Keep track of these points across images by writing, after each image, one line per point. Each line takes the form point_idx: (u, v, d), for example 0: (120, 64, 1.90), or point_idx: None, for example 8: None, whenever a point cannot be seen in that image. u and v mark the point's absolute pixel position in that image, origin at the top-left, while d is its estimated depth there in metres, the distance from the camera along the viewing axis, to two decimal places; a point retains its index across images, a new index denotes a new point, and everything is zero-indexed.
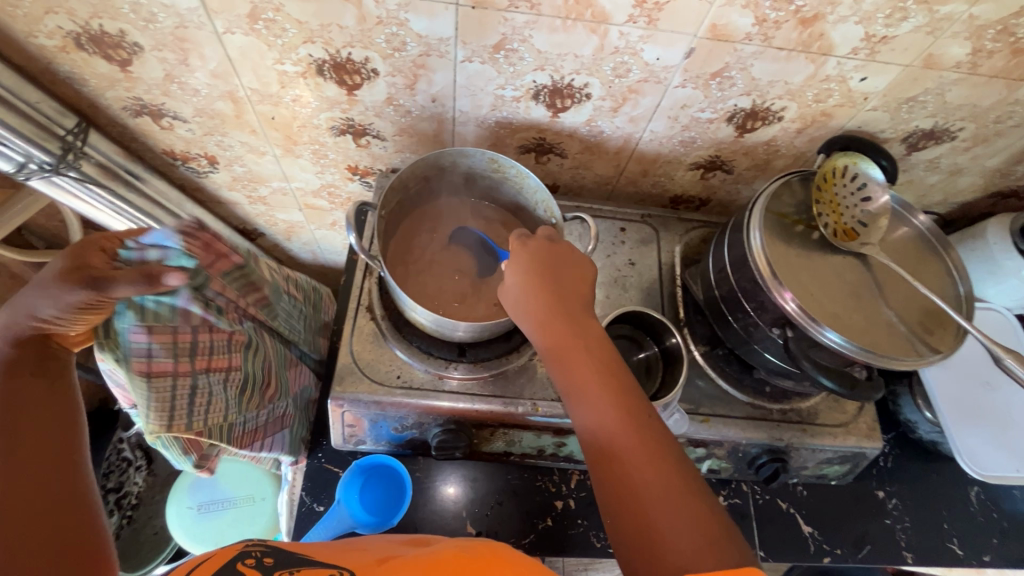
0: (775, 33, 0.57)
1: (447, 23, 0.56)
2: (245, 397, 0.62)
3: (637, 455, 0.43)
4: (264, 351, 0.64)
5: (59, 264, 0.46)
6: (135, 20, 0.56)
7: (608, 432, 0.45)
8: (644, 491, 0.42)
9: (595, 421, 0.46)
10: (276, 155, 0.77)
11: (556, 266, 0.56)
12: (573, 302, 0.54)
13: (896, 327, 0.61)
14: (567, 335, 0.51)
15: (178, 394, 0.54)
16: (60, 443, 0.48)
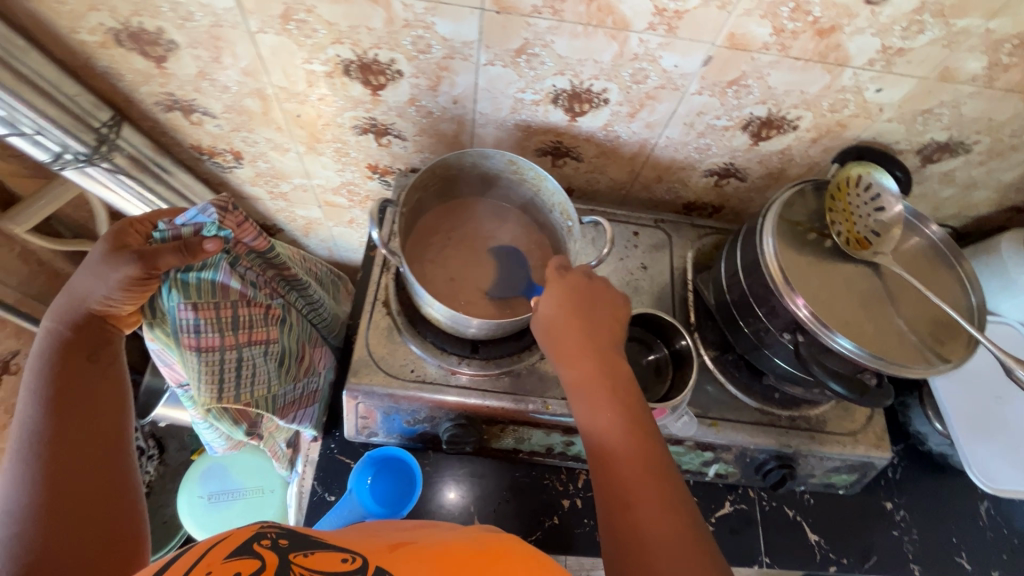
0: (793, 44, 0.58)
1: (471, 26, 0.57)
2: (284, 369, 0.67)
3: (649, 485, 0.45)
4: (296, 328, 0.69)
5: (104, 247, 0.52)
6: (173, 18, 0.58)
7: (621, 469, 0.47)
8: (648, 513, 0.44)
9: (608, 449, 0.48)
10: (299, 152, 0.79)
11: (591, 301, 0.57)
12: (605, 342, 0.55)
13: (907, 336, 0.61)
14: (591, 363, 0.53)
15: (225, 366, 0.60)
16: (109, 427, 0.52)
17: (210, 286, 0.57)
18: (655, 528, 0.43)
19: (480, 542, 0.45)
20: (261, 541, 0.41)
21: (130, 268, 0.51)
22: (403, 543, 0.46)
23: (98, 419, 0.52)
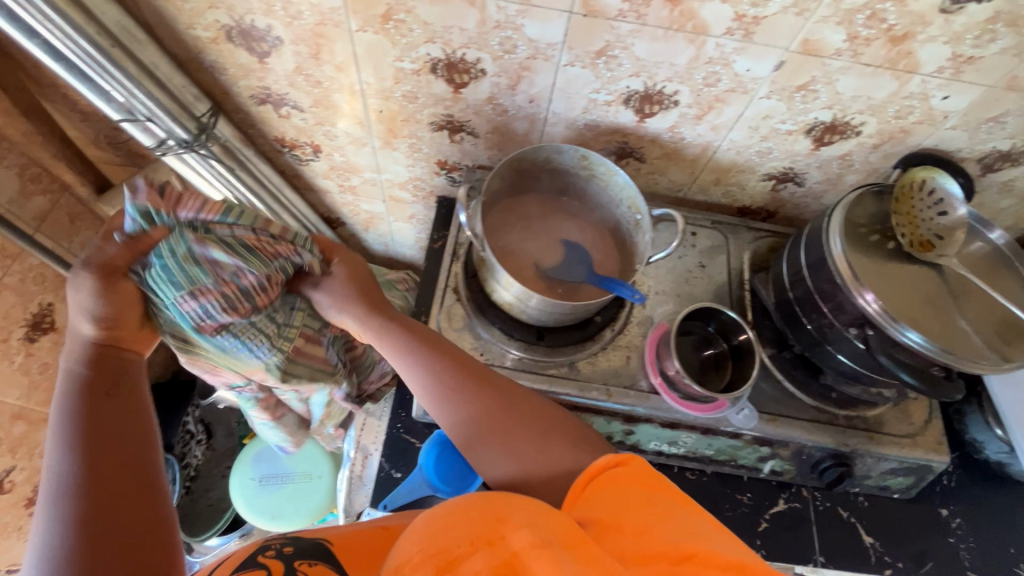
0: (864, 50, 0.60)
1: (558, 29, 0.61)
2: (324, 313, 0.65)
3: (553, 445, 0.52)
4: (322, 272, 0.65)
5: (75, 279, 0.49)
6: (283, 16, 0.63)
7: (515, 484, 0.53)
8: (553, 468, 0.51)
9: (505, 431, 0.54)
10: (375, 146, 0.84)
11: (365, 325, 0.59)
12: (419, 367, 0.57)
13: (973, 335, 0.63)
14: (421, 350, 0.59)
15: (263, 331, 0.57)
16: (133, 457, 0.46)
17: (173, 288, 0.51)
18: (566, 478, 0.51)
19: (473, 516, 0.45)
20: (267, 553, 0.42)
21: (93, 283, 0.49)
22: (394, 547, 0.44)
23: (127, 450, 0.46)
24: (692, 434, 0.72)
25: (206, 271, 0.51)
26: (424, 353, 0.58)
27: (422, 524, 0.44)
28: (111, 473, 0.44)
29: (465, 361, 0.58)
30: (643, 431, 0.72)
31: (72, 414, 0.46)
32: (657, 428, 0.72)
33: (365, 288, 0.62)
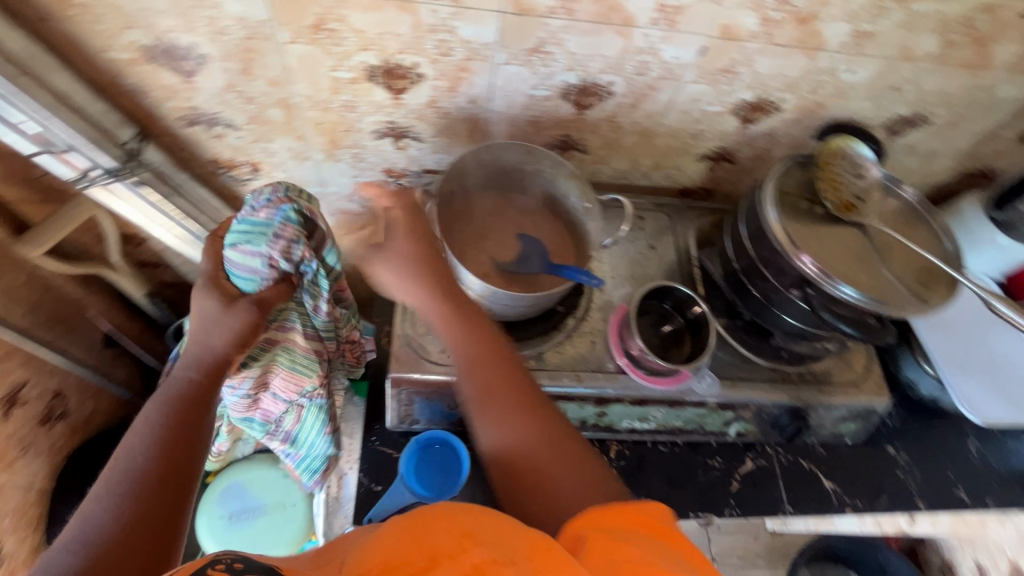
0: (776, 32, 0.65)
1: (492, 29, 0.63)
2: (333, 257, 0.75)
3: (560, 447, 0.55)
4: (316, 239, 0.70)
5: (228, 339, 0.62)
6: (207, 32, 0.61)
7: (521, 452, 0.55)
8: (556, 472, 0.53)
9: (517, 408, 0.57)
10: (318, 160, 0.82)
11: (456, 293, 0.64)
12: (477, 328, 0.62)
13: (897, 282, 0.69)
14: (461, 326, 0.62)
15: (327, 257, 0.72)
16: (182, 466, 0.54)
17: (240, 268, 0.64)
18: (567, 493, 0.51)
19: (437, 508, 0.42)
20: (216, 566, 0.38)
21: (215, 305, 0.63)
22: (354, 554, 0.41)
23: (164, 471, 0.53)
24: (661, 408, 0.74)
25: (257, 245, 0.63)
26: (467, 327, 0.62)
27: (387, 530, 0.41)
28: (160, 481, 0.52)
29: (505, 354, 0.62)
30: (615, 411, 0.75)
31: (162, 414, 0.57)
32: (627, 407, 0.74)
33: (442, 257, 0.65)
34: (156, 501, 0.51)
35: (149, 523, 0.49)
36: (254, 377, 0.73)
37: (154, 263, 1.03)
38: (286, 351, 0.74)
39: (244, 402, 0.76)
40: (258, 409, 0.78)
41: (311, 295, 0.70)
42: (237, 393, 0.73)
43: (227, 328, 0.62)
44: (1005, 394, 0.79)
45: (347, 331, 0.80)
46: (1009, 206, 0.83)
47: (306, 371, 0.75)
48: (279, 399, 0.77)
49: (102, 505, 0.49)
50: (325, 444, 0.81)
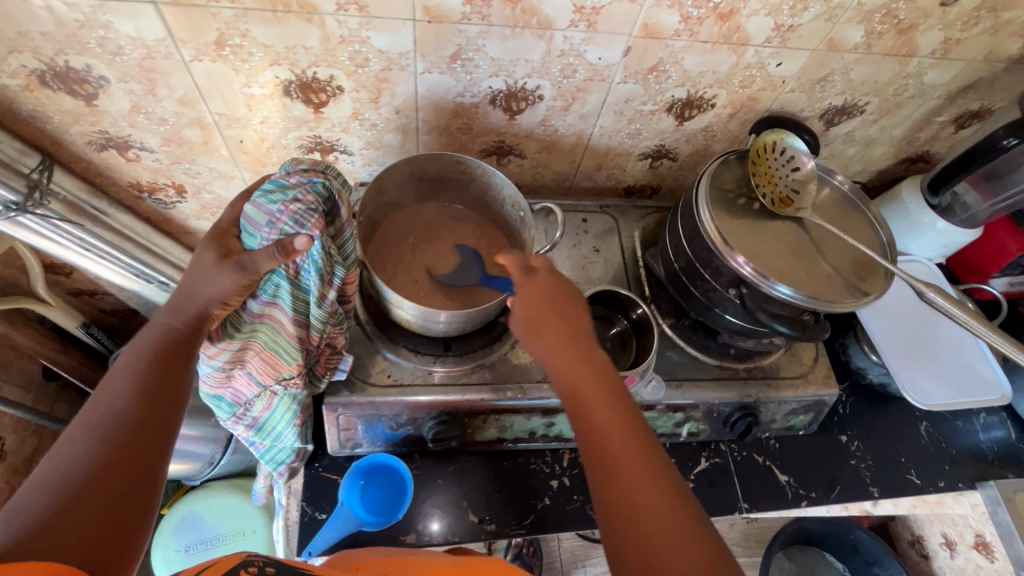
0: (699, 29, 0.64)
1: (406, 37, 0.60)
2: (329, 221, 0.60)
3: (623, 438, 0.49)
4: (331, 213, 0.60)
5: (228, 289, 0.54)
6: (102, 54, 0.58)
7: (612, 451, 0.49)
8: (619, 478, 0.47)
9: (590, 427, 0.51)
10: (246, 178, 0.79)
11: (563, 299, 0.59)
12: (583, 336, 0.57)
13: (834, 275, 0.69)
14: (556, 333, 0.57)
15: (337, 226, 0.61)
16: (158, 424, 0.49)
17: (249, 225, 0.55)
18: (641, 498, 0.46)
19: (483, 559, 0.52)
20: (249, 569, 0.45)
21: (211, 257, 0.54)
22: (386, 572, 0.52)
23: (138, 424, 0.48)
24: None
25: (273, 202, 0.55)
26: (552, 329, 0.57)
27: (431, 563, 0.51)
28: (136, 434, 0.47)
29: (587, 344, 0.57)
30: (563, 421, 0.74)
31: (138, 362, 0.51)
32: None
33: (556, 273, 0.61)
34: (135, 452, 0.47)
35: (125, 476, 0.45)
36: (232, 349, 0.61)
37: (89, 293, 0.99)
38: (267, 327, 0.61)
39: (216, 376, 0.63)
40: (230, 387, 0.65)
41: (317, 278, 0.58)
42: (210, 362, 0.61)
43: (207, 278, 0.53)
44: (947, 377, 0.80)
45: (332, 333, 0.65)
46: (943, 192, 0.84)
47: (287, 357, 0.63)
48: (253, 381, 0.64)
49: (75, 450, 0.45)
50: (295, 437, 0.68)
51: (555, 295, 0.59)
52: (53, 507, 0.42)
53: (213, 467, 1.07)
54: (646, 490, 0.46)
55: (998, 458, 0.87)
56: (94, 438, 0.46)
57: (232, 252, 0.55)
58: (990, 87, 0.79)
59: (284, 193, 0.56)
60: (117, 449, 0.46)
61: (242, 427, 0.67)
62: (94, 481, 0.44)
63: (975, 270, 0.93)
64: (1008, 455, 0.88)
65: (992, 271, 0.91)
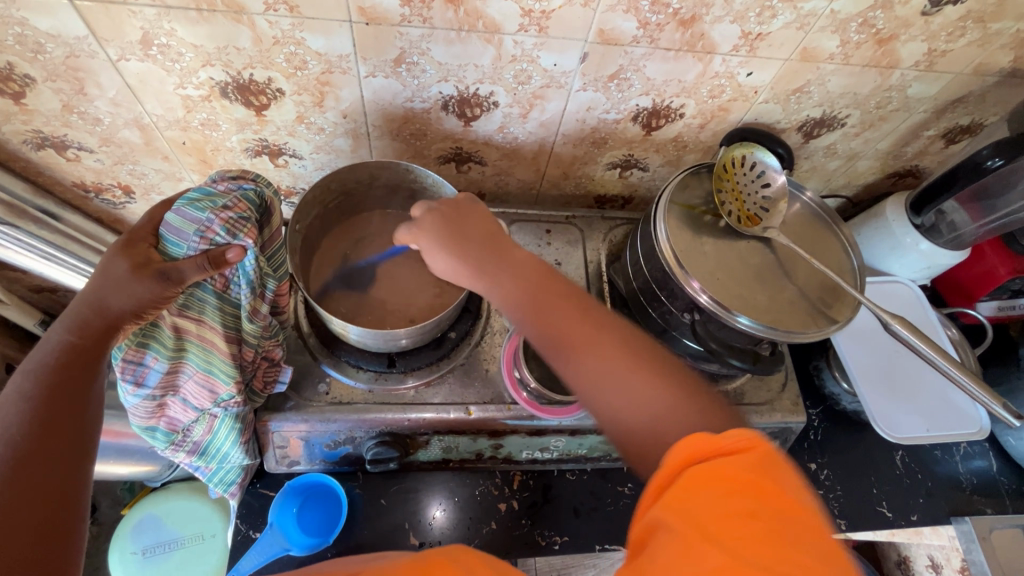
0: (660, 36, 0.60)
1: (344, 39, 0.57)
2: (263, 229, 0.57)
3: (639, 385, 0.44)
4: (269, 219, 0.57)
5: (145, 299, 0.50)
6: (22, 51, 0.55)
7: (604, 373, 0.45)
8: (650, 420, 0.42)
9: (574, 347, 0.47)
10: (194, 180, 0.76)
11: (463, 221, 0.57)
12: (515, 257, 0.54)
13: (798, 301, 0.65)
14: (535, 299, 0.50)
15: (271, 234, 0.58)
16: (68, 454, 0.45)
17: (173, 234, 0.51)
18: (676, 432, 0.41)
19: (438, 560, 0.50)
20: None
21: (124, 267, 0.50)
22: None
23: (46, 448, 0.43)
24: (561, 437, 0.70)
25: (200, 209, 0.51)
26: (523, 286, 0.52)
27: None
28: (47, 458, 0.43)
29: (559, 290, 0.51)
30: (511, 443, 0.71)
31: (39, 385, 0.45)
32: (525, 438, 0.70)
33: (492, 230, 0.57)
34: (46, 481, 0.42)
35: (40, 508, 0.41)
36: (160, 375, 0.56)
37: (48, 290, 0.97)
38: (201, 348, 0.57)
39: (148, 406, 0.58)
40: (164, 415, 0.60)
41: (249, 291, 0.56)
42: (137, 391, 0.56)
43: (120, 287, 0.49)
44: (921, 410, 0.76)
45: (267, 347, 0.63)
46: (926, 212, 0.79)
47: (223, 377, 0.59)
48: (190, 405, 0.60)
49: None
50: (243, 455, 0.64)
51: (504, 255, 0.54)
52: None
53: (174, 469, 1.06)
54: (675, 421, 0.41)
55: (977, 491, 0.83)
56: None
57: (150, 261, 0.51)
58: (980, 101, 0.75)
59: (212, 201, 0.52)
60: (25, 481, 0.41)
61: (183, 454, 0.63)
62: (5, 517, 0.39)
63: (963, 293, 0.88)
64: (988, 488, 0.84)
65: (981, 295, 0.86)
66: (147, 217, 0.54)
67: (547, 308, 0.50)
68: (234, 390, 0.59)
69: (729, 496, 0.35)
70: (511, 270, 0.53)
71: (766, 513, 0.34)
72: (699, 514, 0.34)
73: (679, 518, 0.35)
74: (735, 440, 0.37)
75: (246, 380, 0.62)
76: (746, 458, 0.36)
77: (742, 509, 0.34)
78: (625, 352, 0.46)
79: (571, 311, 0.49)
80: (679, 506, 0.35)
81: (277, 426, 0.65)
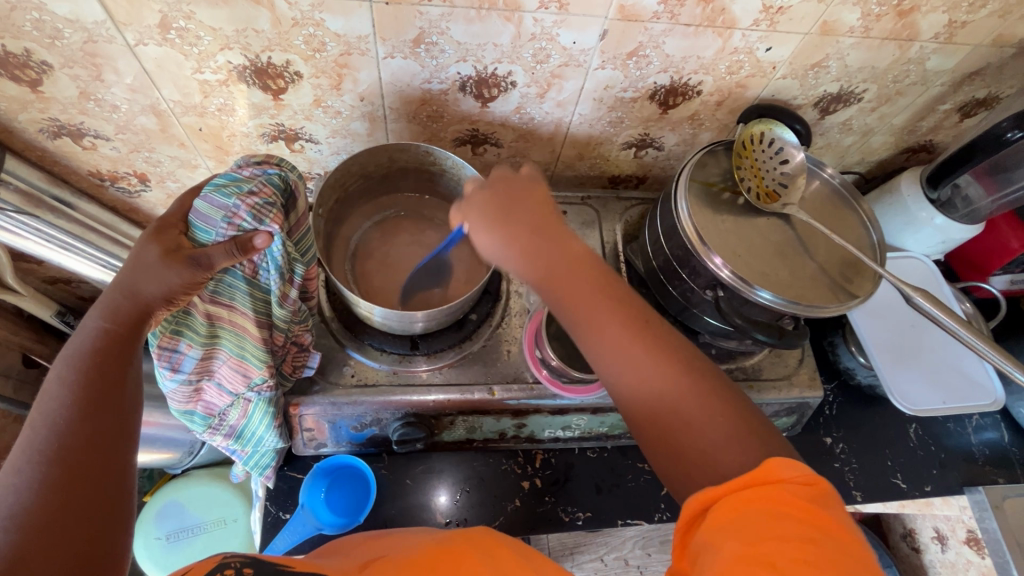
0: (680, 11, 0.60)
1: (363, 20, 0.56)
2: (288, 213, 0.57)
3: (684, 386, 0.42)
4: (294, 201, 0.57)
5: (175, 280, 0.50)
6: (39, 37, 0.54)
7: (648, 375, 0.43)
8: (682, 413, 0.42)
9: (632, 344, 0.44)
10: (210, 167, 0.76)
11: (512, 198, 0.53)
12: (550, 230, 0.50)
13: (818, 277, 0.65)
14: (586, 291, 0.47)
15: (296, 217, 0.58)
16: (113, 434, 0.44)
17: (202, 221, 0.52)
18: (710, 438, 0.41)
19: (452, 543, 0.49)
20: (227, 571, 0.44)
21: (155, 252, 0.50)
22: (375, 559, 0.49)
23: (89, 431, 0.43)
24: (583, 416, 0.71)
25: (227, 195, 0.51)
26: (571, 273, 0.48)
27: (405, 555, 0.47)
28: (91, 441, 0.43)
29: (604, 276, 0.48)
30: (534, 422, 0.72)
31: (77, 370, 0.45)
32: (548, 417, 0.71)
33: (550, 211, 0.52)
34: (92, 465, 0.42)
35: (93, 489, 0.41)
36: (196, 360, 0.57)
37: (62, 281, 0.97)
38: (234, 335, 0.59)
39: (184, 390, 0.59)
40: (201, 399, 0.61)
41: (278, 277, 0.56)
42: (175, 376, 0.57)
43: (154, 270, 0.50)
44: (938, 382, 0.77)
45: (297, 331, 0.63)
46: (942, 186, 0.79)
47: (257, 362, 0.59)
48: (226, 390, 0.61)
49: (25, 476, 0.39)
50: (276, 439, 0.65)
51: (554, 239, 0.50)
52: (22, 537, 0.37)
53: (194, 456, 1.07)
54: (710, 427, 0.41)
55: (989, 462, 0.84)
56: (44, 457, 0.41)
57: (180, 247, 0.51)
58: (997, 74, 0.74)
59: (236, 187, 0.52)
60: (75, 463, 0.41)
61: (218, 439, 0.64)
62: (60, 496, 0.39)
63: (976, 268, 0.88)
64: (999, 458, 0.85)
65: (994, 269, 0.86)
66: (177, 202, 0.54)
67: (598, 298, 0.46)
68: (266, 374, 0.60)
69: (786, 522, 0.33)
70: (553, 242, 0.49)
71: (823, 541, 0.33)
72: (747, 534, 0.33)
73: (729, 534, 0.34)
74: (796, 472, 0.36)
75: (278, 363, 0.63)
76: (805, 491, 0.35)
77: (792, 534, 0.33)
78: (682, 355, 0.44)
79: (622, 309, 0.46)
80: (731, 524, 0.34)
81: (306, 408, 0.66)
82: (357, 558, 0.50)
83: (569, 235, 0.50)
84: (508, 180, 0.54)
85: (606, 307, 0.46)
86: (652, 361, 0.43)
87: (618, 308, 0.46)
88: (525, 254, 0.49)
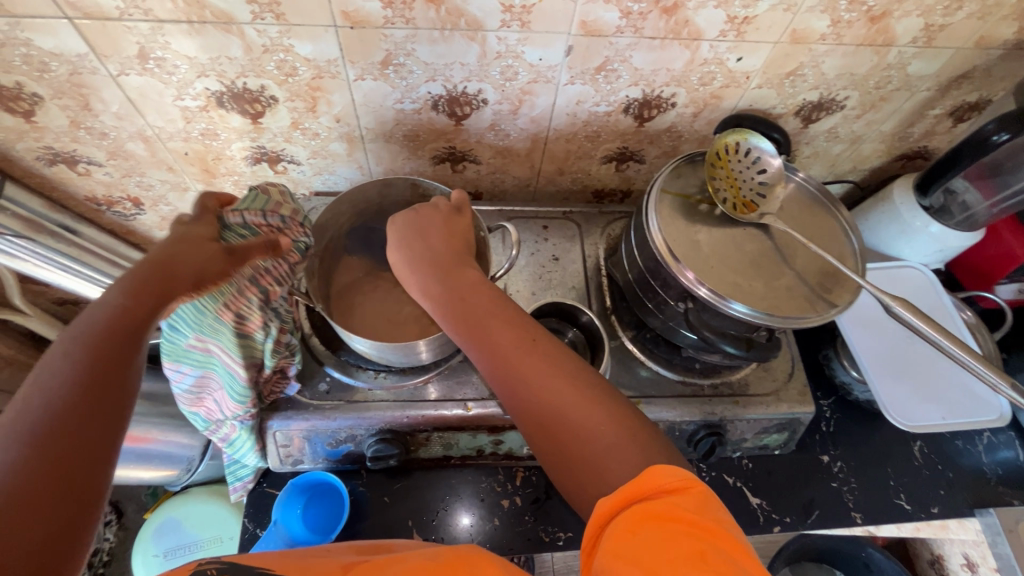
0: (644, 25, 0.60)
1: (331, 44, 0.58)
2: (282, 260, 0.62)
3: (567, 394, 0.42)
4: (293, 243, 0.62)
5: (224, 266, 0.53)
6: (29, 71, 0.58)
7: (527, 386, 0.44)
8: (570, 424, 0.41)
9: (514, 360, 0.45)
10: (199, 190, 0.79)
11: (423, 230, 0.58)
12: (447, 257, 0.55)
13: (795, 286, 0.63)
14: (481, 313, 0.49)
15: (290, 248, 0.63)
16: (100, 424, 0.38)
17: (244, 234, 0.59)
18: (596, 444, 0.40)
19: (435, 554, 0.46)
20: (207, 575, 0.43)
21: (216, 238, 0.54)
22: (360, 563, 0.49)
23: (82, 407, 0.37)
24: None
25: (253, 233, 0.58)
26: (468, 296, 0.51)
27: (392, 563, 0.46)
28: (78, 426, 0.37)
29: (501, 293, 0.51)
30: (510, 439, 0.71)
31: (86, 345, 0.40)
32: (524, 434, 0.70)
33: (456, 247, 0.56)
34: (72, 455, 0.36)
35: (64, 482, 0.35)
36: (194, 377, 0.63)
37: (70, 302, 1.01)
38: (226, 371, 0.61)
39: (188, 395, 0.66)
40: (203, 405, 0.67)
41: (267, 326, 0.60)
42: (179, 384, 0.64)
43: (184, 255, 0.50)
44: (934, 396, 0.74)
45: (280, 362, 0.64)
46: (934, 192, 0.76)
47: (238, 398, 0.63)
48: (219, 408, 0.66)
49: (4, 455, 0.33)
50: (257, 458, 0.70)
51: (464, 263, 0.55)
52: None
53: (192, 473, 1.07)
54: (599, 436, 0.40)
55: (1002, 482, 0.79)
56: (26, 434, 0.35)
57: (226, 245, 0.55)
58: (986, 77, 0.72)
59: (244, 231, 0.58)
60: (63, 443, 0.36)
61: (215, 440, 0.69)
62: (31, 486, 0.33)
63: (980, 277, 0.85)
64: (1014, 478, 0.80)
65: (998, 277, 0.83)
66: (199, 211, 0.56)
67: (488, 316, 0.49)
68: (243, 406, 0.63)
69: (675, 537, 0.32)
70: (451, 266, 0.54)
71: (710, 553, 0.31)
72: (641, 560, 0.32)
73: (627, 563, 0.32)
74: (674, 477, 0.35)
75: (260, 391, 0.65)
76: (686, 498, 0.34)
77: (684, 552, 0.31)
78: (566, 363, 0.45)
79: (510, 323, 0.48)
80: (624, 549, 0.33)
81: (274, 419, 0.66)
82: (340, 560, 0.50)
83: (465, 265, 0.54)
84: (421, 220, 0.58)
85: (497, 326, 0.48)
86: (538, 371, 0.44)
87: (508, 325, 0.47)
88: (429, 288, 0.54)
